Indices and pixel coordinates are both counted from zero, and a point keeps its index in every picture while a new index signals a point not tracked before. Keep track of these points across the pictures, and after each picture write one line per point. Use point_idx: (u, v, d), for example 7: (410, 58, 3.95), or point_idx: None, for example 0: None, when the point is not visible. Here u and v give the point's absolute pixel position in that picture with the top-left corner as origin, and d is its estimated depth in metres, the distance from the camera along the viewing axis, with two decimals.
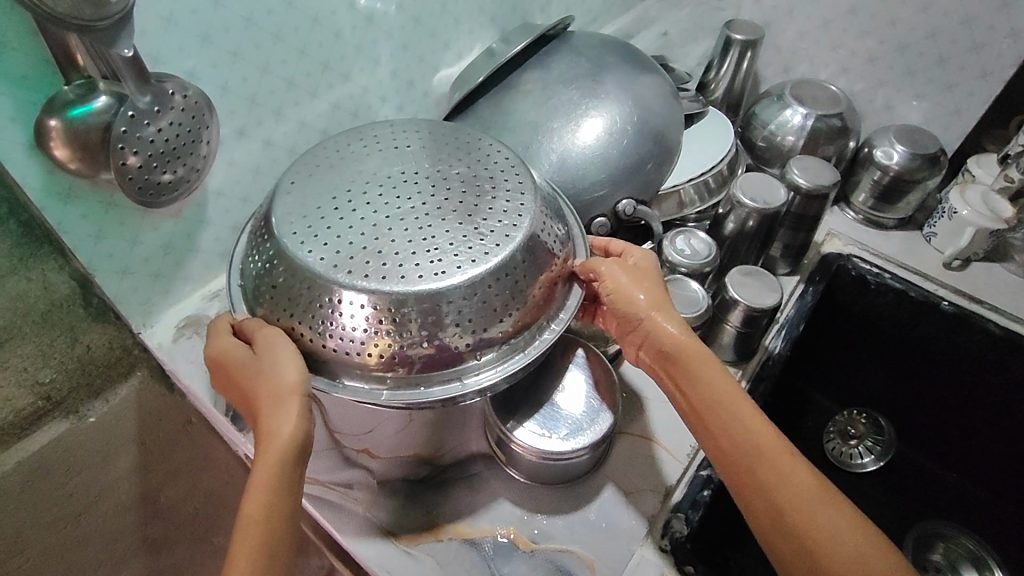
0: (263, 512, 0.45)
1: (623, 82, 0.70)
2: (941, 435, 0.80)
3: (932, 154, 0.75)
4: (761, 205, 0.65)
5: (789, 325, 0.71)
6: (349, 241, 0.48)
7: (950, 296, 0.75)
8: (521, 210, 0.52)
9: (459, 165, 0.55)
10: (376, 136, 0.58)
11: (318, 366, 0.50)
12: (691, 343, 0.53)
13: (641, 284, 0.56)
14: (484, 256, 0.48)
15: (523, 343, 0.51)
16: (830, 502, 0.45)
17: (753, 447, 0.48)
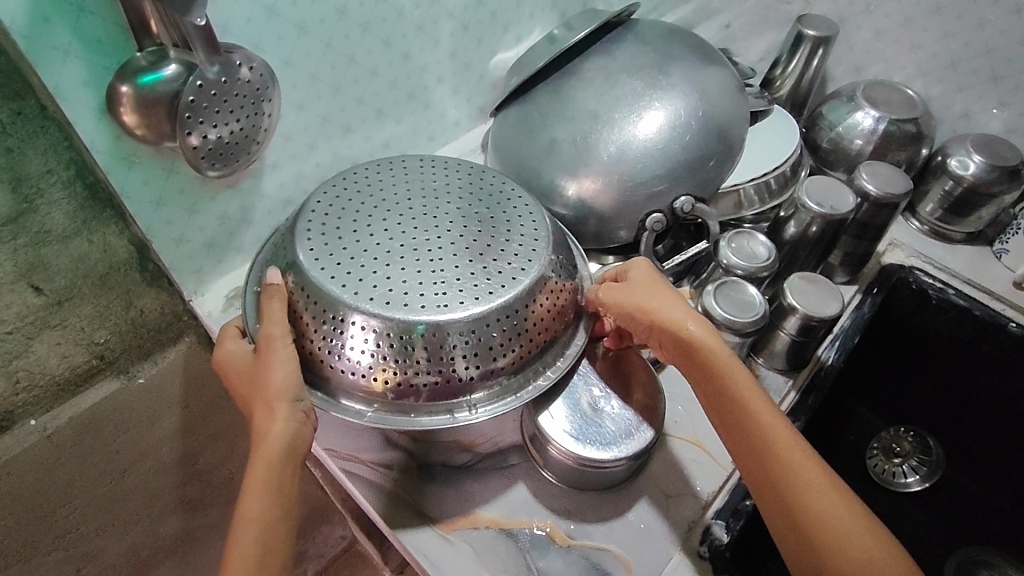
0: (254, 513, 0.45)
1: (689, 75, 0.68)
2: (994, 461, 0.77)
3: (1012, 166, 0.71)
4: (827, 210, 0.62)
5: (844, 335, 0.69)
6: (362, 267, 0.52)
7: (1018, 317, 0.71)
8: (532, 255, 0.55)
9: (479, 205, 0.58)
10: (406, 166, 0.62)
11: (316, 383, 0.52)
12: (710, 339, 0.51)
13: (659, 292, 0.54)
14: (487, 296, 0.51)
15: (517, 385, 0.54)
16: (846, 501, 0.44)
17: (769, 444, 0.47)
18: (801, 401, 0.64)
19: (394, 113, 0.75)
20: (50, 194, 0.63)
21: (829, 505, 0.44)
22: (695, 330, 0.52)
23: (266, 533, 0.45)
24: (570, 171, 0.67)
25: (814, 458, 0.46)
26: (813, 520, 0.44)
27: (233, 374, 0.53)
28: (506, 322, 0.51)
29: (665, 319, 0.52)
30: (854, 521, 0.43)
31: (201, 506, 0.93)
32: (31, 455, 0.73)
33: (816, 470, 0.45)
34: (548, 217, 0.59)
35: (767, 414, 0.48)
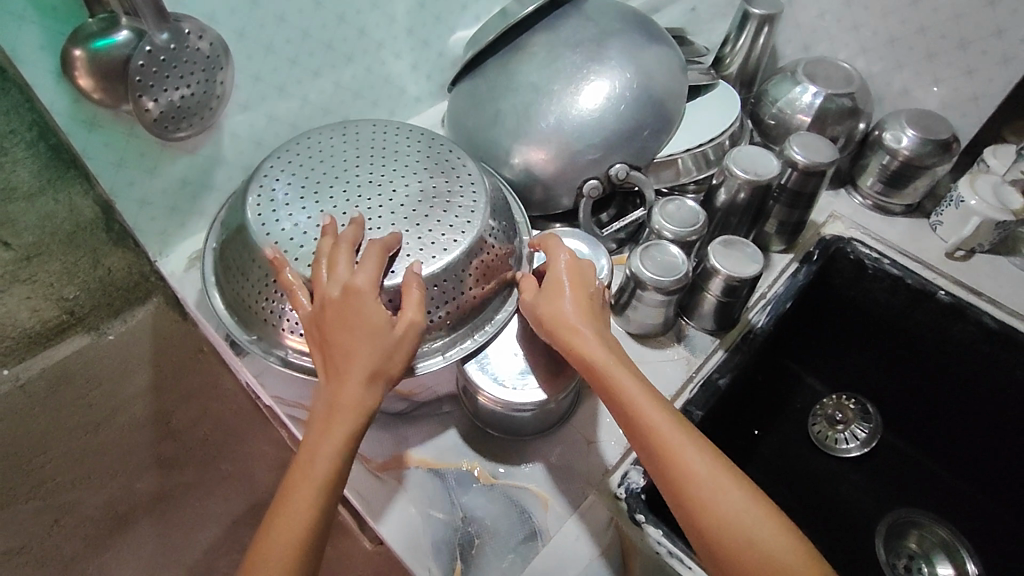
0: (325, 479, 0.46)
1: (628, 48, 0.71)
2: (930, 426, 0.80)
3: (945, 140, 0.74)
4: (752, 176, 0.65)
5: (776, 301, 0.72)
6: (303, 236, 0.55)
7: (948, 285, 0.74)
8: (467, 227, 0.57)
9: (424, 175, 0.60)
10: (359, 132, 0.64)
11: (265, 336, 0.58)
12: (595, 345, 0.51)
13: (555, 298, 0.54)
14: (418, 264, 0.54)
15: (446, 346, 0.57)
16: (731, 489, 0.45)
17: (657, 446, 0.46)
18: (727, 358, 0.67)
19: (353, 87, 0.79)
20: (15, 153, 0.82)
21: (729, 501, 0.44)
22: (586, 334, 0.51)
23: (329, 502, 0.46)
24: (514, 141, 0.70)
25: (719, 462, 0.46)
26: (712, 519, 0.44)
27: (346, 307, 0.49)
28: (436, 289, 0.55)
29: (557, 326, 0.52)
30: (753, 513, 0.44)
31: (178, 464, 0.96)
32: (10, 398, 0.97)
33: (703, 463, 0.45)
34: (489, 188, 0.61)
35: (661, 417, 0.47)
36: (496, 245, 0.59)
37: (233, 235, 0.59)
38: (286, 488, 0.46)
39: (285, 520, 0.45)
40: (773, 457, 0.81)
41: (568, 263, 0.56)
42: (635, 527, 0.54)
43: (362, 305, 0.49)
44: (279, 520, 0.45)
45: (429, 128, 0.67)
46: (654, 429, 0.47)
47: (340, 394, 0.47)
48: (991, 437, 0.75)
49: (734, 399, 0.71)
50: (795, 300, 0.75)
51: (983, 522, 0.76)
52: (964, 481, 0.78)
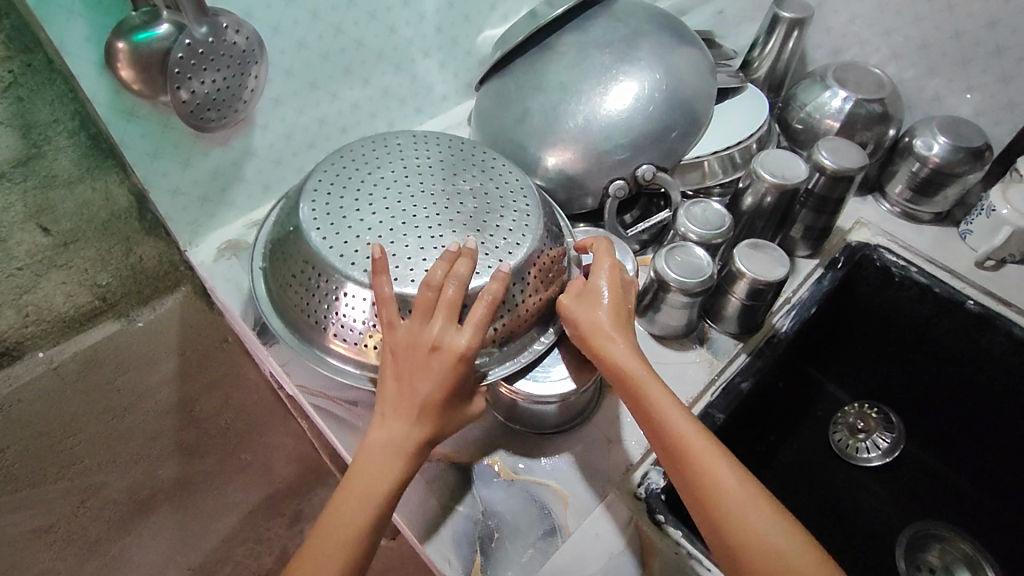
0: (377, 518, 0.48)
1: (657, 49, 0.71)
2: (955, 436, 0.78)
3: (977, 148, 0.73)
4: (780, 180, 0.65)
5: (801, 306, 0.72)
6: (365, 243, 0.54)
7: (978, 295, 0.72)
8: (525, 230, 0.57)
9: (474, 182, 0.60)
10: (399, 144, 0.64)
11: (322, 349, 0.56)
12: (625, 354, 0.51)
13: (592, 307, 0.54)
14: (487, 269, 0.54)
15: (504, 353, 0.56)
16: (762, 506, 0.45)
17: (682, 456, 0.47)
18: (749, 363, 0.66)
19: (381, 84, 0.80)
20: (56, 141, 0.77)
21: (750, 513, 0.45)
22: (618, 342, 0.52)
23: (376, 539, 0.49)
24: (541, 141, 0.71)
25: (742, 475, 0.47)
26: (730, 527, 0.45)
27: (440, 366, 0.49)
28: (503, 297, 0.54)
29: (593, 336, 0.53)
30: (774, 526, 0.44)
31: (200, 452, 1.04)
32: (37, 384, 0.91)
33: (733, 477, 0.46)
34: (537, 191, 0.62)
35: (684, 427, 0.48)
36: (549, 249, 0.59)
37: (287, 250, 0.58)
38: (335, 508, 0.48)
39: (334, 548, 0.46)
40: (793, 466, 0.81)
41: (609, 270, 0.55)
42: (656, 527, 0.54)
43: (457, 375, 0.50)
44: (324, 541, 0.47)
45: (461, 137, 0.68)
46: (681, 438, 0.48)
47: (414, 442, 0.49)
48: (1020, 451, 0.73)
49: (755, 405, 0.70)
50: (820, 305, 0.74)
51: (1004, 536, 0.75)
52: (988, 495, 0.77)
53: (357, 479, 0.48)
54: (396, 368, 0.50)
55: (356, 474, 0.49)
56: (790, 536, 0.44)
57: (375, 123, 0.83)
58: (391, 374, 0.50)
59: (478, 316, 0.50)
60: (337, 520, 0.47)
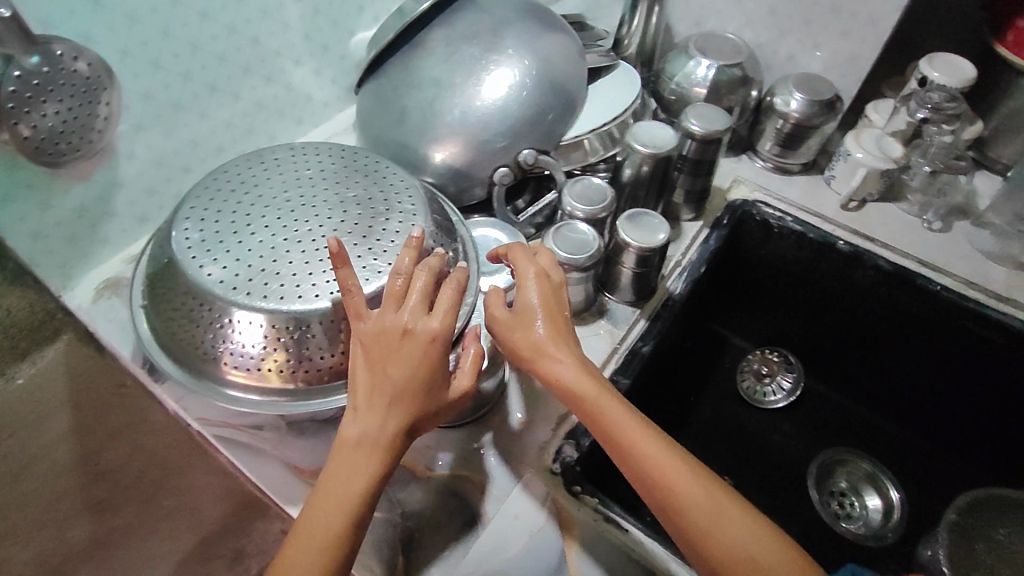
0: (354, 514, 0.45)
1: (523, 36, 0.72)
2: (847, 368, 0.85)
3: (828, 99, 0.78)
4: (653, 149, 0.67)
5: (691, 267, 0.75)
6: (246, 261, 0.53)
7: (846, 236, 0.78)
8: (413, 231, 0.57)
9: (358, 189, 0.59)
10: (276, 159, 0.62)
11: (216, 380, 0.54)
12: (571, 373, 0.51)
13: (527, 326, 0.53)
14: (377, 275, 0.53)
15: None
16: (727, 505, 0.45)
17: (649, 473, 0.47)
18: (649, 327, 0.69)
19: (253, 97, 0.78)
20: None
21: (722, 520, 0.45)
22: (564, 362, 0.52)
23: (356, 536, 0.45)
24: (421, 138, 0.71)
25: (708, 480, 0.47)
26: (707, 538, 0.45)
27: (417, 350, 0.47)
28: None
29: (533, 358, 0.52)
30: (746, 528, 0.45)
31: (113, 508, 0.96)
32: None
33: (693, 481, 0.46)
34: (423, 189, 0.62)
35: (645, 443, 0.48)
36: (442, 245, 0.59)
37: (166, 283, 0.55)
38: (310, 516, 0.45)
39: (312, 544, 0.44)
40: (710, 422, 0.85)
41: (536, 277, 0.54)
42: (572, 500, 0.55)
43: (437, 356, 0.48)
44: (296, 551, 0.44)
45: (342, 144, 0.66)
46: (644, 456, 0.48)
47: (391, 434, 0.46)
48: (899, 375, 0.80)
49: (658, 367, 0.73)
50: (709, 264, 0.78)
51: (895, 451, 0.83)
52: (880, 416, 0.85)
53: (331, 485, 0.45)
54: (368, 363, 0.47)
55: (335, 469, 0.46)
56: (764, 537, 0.44)
57: (253, 138, 0.81)
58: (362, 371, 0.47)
59: (451, 295, 0.50)
60: (311, 526, 0.44)
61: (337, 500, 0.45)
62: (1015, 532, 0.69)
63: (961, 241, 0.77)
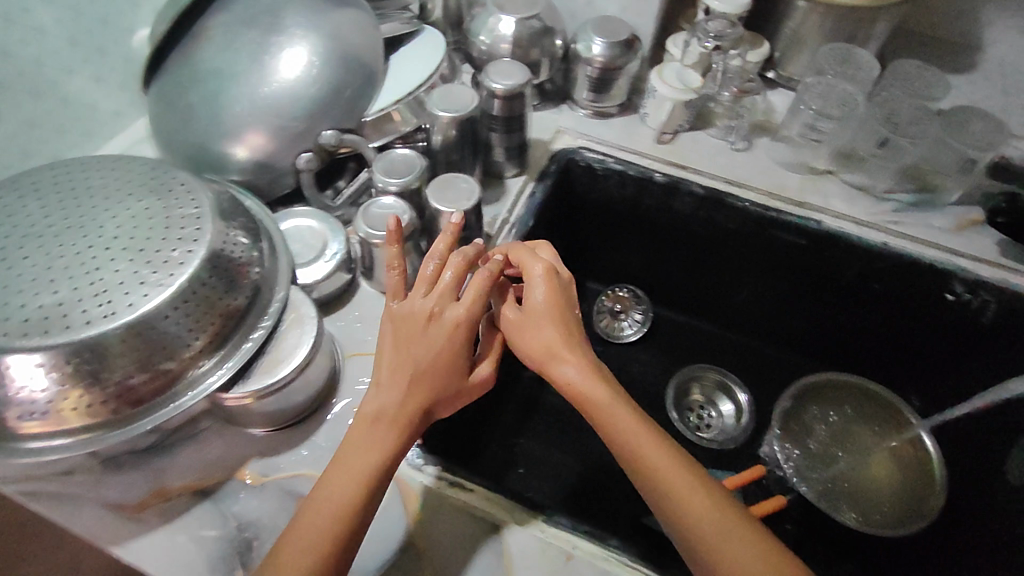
0: (367, 486, 0.47)
1: (305, 12, 0.69)
2: (689, 291, 0.91)
3: (625, 39, 0.81)
4: (455, 113, 0.67)
5: (520, 224, 0.76)
6: (9, 304, 0.48)
7: (661, 167, 0.82)
8: (198, 234, 0.53)
9: (132, 199, 0.55)
10: (39, 183, 0.57)
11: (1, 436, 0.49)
12: (578, 374, 0.52)
13: (534, 326, 0.55)
14: (157, 288, 0.49)
15: (218, 363, 0.53)
16: (735, 522, 0.46)
17: (657, 485, 0.47)
18: None
19: (20, 116, 0.71)
20: None
21: (727, 541, 0.45)
22: (569, 365, 0.53)
23: (368, 510, 0.47)
24: (213, 134, 0.67)
25: (715, 497, 0.47)
26: (710, 555, 0.45)
27: (444, 331, 0.52)
28: (186, 308, 0.51)
29: (541, 360, 0.54)
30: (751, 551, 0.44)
31: None
32: None
33: (705, 503, 0.46)
34: (211, 189, 0.58)
35: (655, 456, 0.48)
36: (239, 244, 0.56)
37: None
38: (322, 490, 0.47)
39: (327, 508, 0.46)
40: None
41: (543, 275, 0.57)
42: (415, 473, 0.55)
43: (460, 338, 0.52)
44: (309, 518, 0.46)
45: (119, 155, 0.61)
46: (655, 467, 0.48)
47: (409, 410, 0.49)
48: (730, 287, 0.88)
49: None
50: (540, 217, 0.79)
51: (737, 356, 0.92)
52: (723, 326, 0.93)
53: (345, 456, 0.48)
54: (399, 344, 0.52)
55: (349, 446, 0.48)
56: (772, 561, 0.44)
57: (31, 162, 0.73)
58: (392, 352, 0.52)
59: (485, 280, 0.54)
60: (323, 499, 0.46)
61: (354, 472, 0.47)
62: (857, 410, 0.81)
63: (763, 156, 0.83)
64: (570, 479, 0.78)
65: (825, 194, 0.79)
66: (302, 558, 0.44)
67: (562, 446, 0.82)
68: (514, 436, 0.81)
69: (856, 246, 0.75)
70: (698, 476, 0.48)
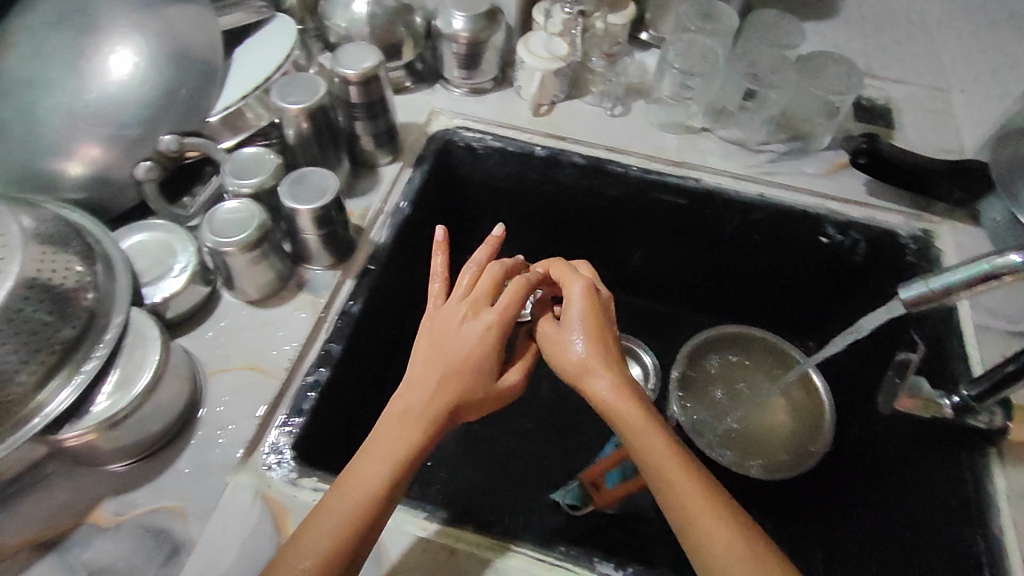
0: (386, 481, 0.47)
1: (125, 6, 0.63)
2: (588, 261, 0.92)
3: (486, 11, 0.78)
4: (307, 103, 0.63)
5: (396, 213, 0.73)
6: None
7: (542, 140, 0.81)
8: (6, 262, 0.48)
9: None
10: None
11: None
12: (608, 391, 0.52)
13: (564, 340, 0.55)
14: None
15: (46, 402, 0.48)
16: (760, 553, 0.43)
17: (679, 512, 0.46)
18: (358, 283, 0.66)
19: None
20: None
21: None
22: (602, 379, 0.52)
23: (383, 508, 0.46)
24: (33, 148, 0.59)
25: (740, 526, 0.45)
26: None
27: (474, 332, 0.53)
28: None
29: (574, 372, 0.54)
30: None
31: None
32: None
33: (730, 532, 0.44)
34: (27, 208, 0.52)
35: (682, 482, 0.47)
36: (64, 269, 0.51)
37: None
38: (339, 484, 0.47)
39: (346, 500, 0.46)
40: None
41: (580, 294, 0.57)
42: (288, 488, 0.53)
43: (490, 341, 0.53)
44: (326, 507, 0.46)
45: None
46: (679, 493, 0.46)
47: (436, 409, 0.50)
48: (623, 253, 0.88)
49: (392, 320, 0.74)
50: (419, 203, 0.77)
51: (640, 319, 0.94)
52: (625, 292, 0.94)
53: (366, 453, 0.49)
54: (434, 345, 0.54)
55: (375, 442, 0.49)
56: None
57: None
58: (420, 352, 0.54)
59: (521, 289, 0.57)
60: (340, 490, 0.47)
61: (377, 467, 0.47)
62: (747, 358, 0.82)
63: (638, 119, 0.83)
64: (477, 466, 0.79)
65: (702, 151, 0.80)
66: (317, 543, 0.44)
67: (469, 434, 0.81)
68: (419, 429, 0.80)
69: (733, 200, 0.76)
70: (729, 506, 0.46)
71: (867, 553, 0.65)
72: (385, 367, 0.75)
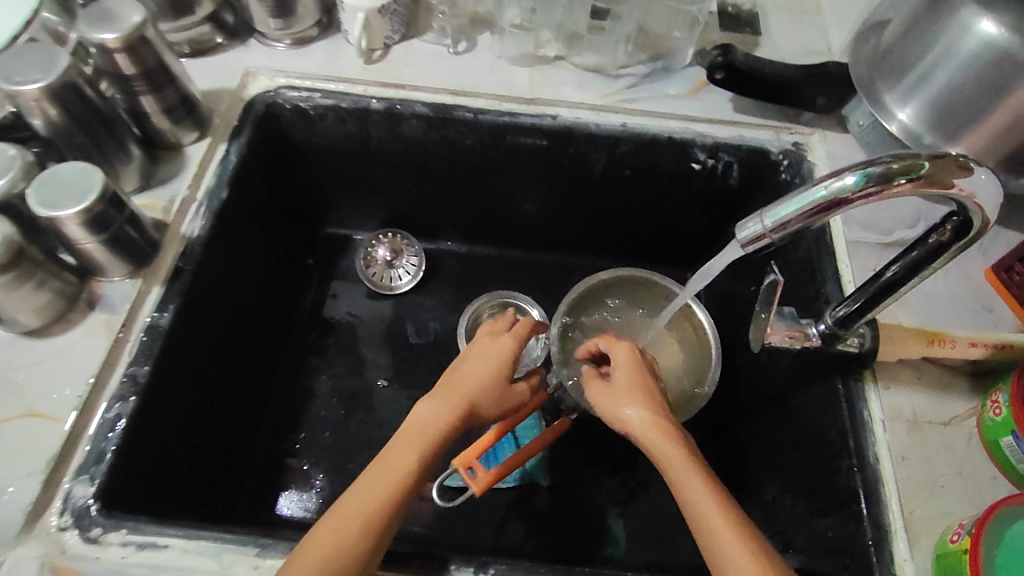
0: (416, 463, 0.46)
1: None
2: (461, 219, 0.84)
3: None
4: (44, 79, 0.51)
5: (209, 199, 0.64)
6: None
7: (378, 91, 0.71)
8: None
9: None
10: None
11: None
12: (662, 442, 0.47)
13: (612, 393, 0.52)
14: None
15: None
16: None
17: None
18: (167, 292, 0.58)
19: None
20: None
21: None
22: (655, 433, 0.48)
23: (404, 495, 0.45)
24: None
25: None
26: None
27: (501, 346, 0.54)
28: None
29: (625, 425, 0.49)
30: None
31: None
32: None
33: None
34: None
35: (733, 542, 0.41)
36: None
37: None
38: (370, 475, 0.45)
39: (364, 501, 0.43)
40: (349, 328, 0.83)
41: (629, 357, 0.54)
42: (82, 552, 0.47)
43: (511, 348, 0.54)
44: (352, 495, 0.44)
45: None
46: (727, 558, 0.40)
47: (465, 398, 0.50)
48: (495, 206, 0.81)
49: (224, 317, 0.66)
50: (240, 182, 0.67)
51: (527, 274, 0.88)
52: (507, 246, 0.87)
53: (400, 442, 0.47)
54: (466, 357, 0.54)
55: (408, 431, 0.48)
56: None
57: None
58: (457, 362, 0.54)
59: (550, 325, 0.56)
60: (368, 480, 0.45)
61: (408, 449, 0.46)
62: (628, 299, 0.77)
63: (486, 56, 0.74)
64: (356, 458, 0.75)
65: (556, 84, 0.71)
66: (323, 543, 0.41)
67: (346, 426, 0.77)
68: (282, 430, 0.76)
69: (595, 135, 0.69)
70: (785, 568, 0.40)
71: (761, 484, 0.64)
72: (223, 372, 0.67)
